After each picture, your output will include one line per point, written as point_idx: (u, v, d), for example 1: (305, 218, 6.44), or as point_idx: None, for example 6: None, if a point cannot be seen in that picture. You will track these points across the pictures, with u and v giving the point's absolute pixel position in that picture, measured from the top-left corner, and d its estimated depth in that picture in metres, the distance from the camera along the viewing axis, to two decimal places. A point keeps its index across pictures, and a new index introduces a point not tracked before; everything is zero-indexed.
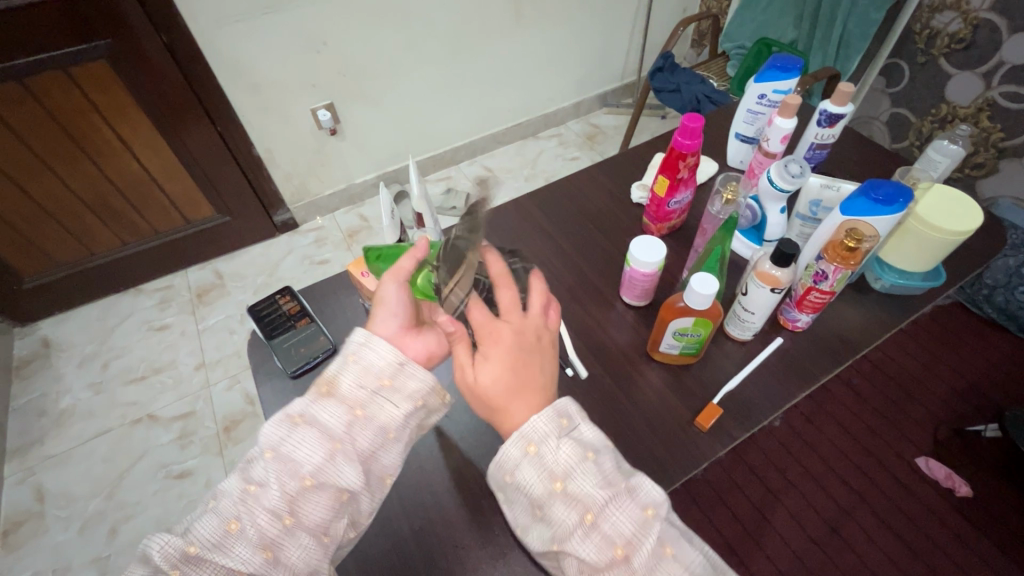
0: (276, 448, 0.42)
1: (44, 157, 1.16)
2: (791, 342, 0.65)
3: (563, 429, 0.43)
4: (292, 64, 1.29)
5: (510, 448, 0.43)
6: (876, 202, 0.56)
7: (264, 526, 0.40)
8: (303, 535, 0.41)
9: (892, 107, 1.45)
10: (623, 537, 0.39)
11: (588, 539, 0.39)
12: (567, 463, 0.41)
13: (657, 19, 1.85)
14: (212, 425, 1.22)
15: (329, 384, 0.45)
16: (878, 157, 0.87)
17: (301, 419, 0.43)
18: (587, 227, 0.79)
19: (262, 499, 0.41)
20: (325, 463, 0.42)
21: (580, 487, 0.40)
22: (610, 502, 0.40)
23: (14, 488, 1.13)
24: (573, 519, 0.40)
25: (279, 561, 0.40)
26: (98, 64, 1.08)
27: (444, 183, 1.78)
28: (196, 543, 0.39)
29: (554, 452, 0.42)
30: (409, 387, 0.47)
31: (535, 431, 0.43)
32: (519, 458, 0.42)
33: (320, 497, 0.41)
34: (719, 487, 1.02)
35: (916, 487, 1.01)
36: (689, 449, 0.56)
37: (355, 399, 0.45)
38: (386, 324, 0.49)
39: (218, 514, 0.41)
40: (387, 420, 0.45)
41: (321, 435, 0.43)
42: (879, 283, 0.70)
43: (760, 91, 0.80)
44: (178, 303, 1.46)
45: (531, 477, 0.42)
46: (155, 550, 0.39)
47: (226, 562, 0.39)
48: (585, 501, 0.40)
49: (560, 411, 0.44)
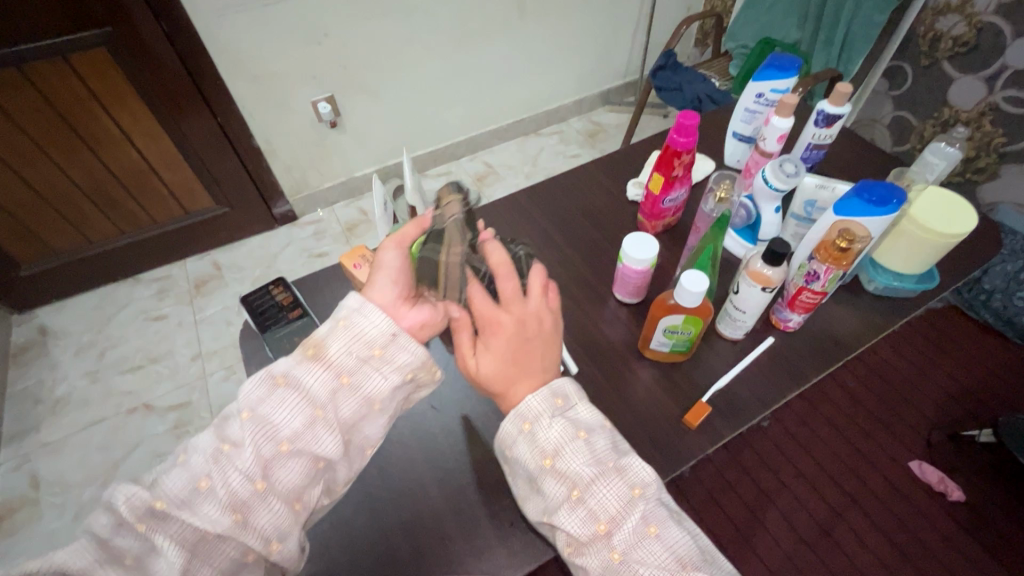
0: (254, 408, 0.41)
1: (42, 144, 1.15)
2: (783, 342, 0.65)
3: (558, 408, 0.44)
4: (293, 55, 1.28)
5: (506, 425, 0.44)
6: (869, 203, 0.55)
7: (235, 487, 0.40)
8: (275, 499, 0.41)
9: (894, 110, 1.44)
10: (608, 513, 0.40)
11: (573, 513, 0.40)
12: (557, 440, 0.42)
13: (660, 17, 1.84)
14: (207, 415, 1.22)
15: (317, 347, 0.44)
16: (875, 159, 0.87)
17: (284, 381, 0.42)
18: (581, 223, 0.79)
19: (235, 461, 0.40)
20: (304, 429, 0.42)
21: (569, 464, 0.41)
22: (597, 479, 0.41)
23: (9, 475, 1.14)
24: (561, 493, 0.41)
25: (247, 523, 0.40)
26: (97, 52, 1.07)
27: (444, 178, 1.78)
28: (163, 499, 0.39)
29: (546, 430, 0.43)
30: (400, 359, 0.45)
31: (529, 409, 0.44)
32: (515, 434, 0.44)
33: (296, 463, 0.41)
34: (711, 487, 1.03)
35: (909, 490, 1.01)
36: (677, 447, 0.56)
37: (342, 366, 0.44)
38: (383, 291, 0.48)
39: (188, 470, 0.40)
40: (373, 391, 0.44)
41: (303, 400, 0.42)
42: (872, 286, 0.69)
43: (757, 90, 0.80)
44: (175, 294, 1.46)
45: (525, 453, 0.43)
46: (121, 501, 0.38)
47: (192, 520, 0.39)
48: (572, 477, 0.41)
49: (554, 391, 0.45)
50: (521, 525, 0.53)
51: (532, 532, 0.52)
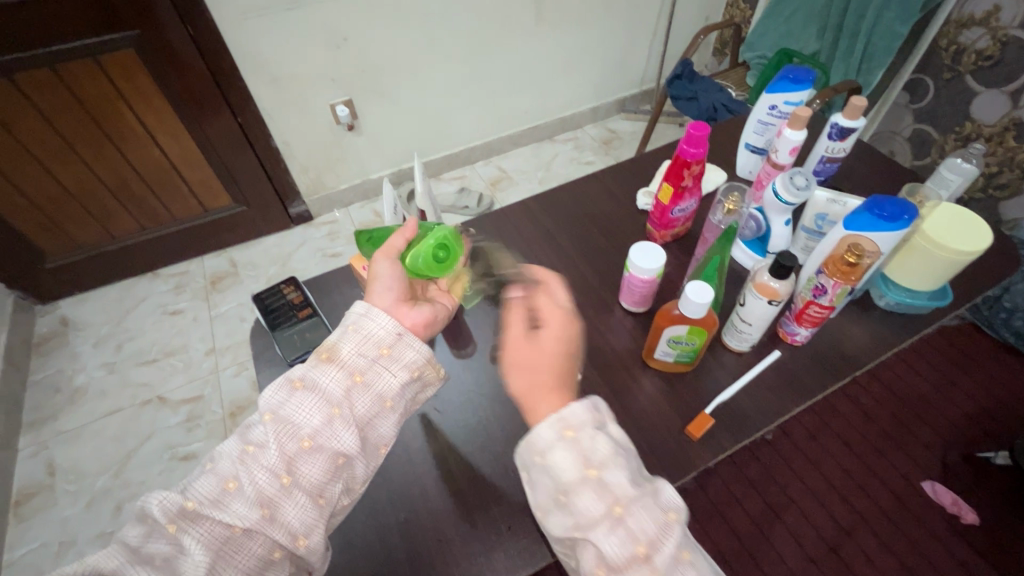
0: (275, 410, 0.43)
1: (71, 141, 1.19)
2: (790, 355, 0.64)
3: (602, 422, 0.43)
4: (314, 59, 1.31)
5: (544, 430, 0.42)
6: (879, 218, 0.55)
7: (262, 484, 0.41)
8: (300, 494, 0.41)
9: (915, 122, 1.42)
10: (647, 536, 0.37)
11: (612, 531, 0.38)
12: (601, 453, 0.41)
13: (678, 26, 1.84)
14: (219, 410, 1.24)
15: (330, 350, 0.46)
16: (891, 173, 0.86)
17: (300, 383, 0.44)
18: (591, 231, 0.79)
19: (261, 459, 0.41)
20: (323, 426, 0.43)
21: (614, 478, 0.40)
22: (639, 498, 0.39)
23: (26, 461, 1.17)
24: (601, 508, 0.39)
25: (275, 518, 0.41)
26: (126, 53, 1.11)
27: (458, 182, 1.79)
28: (194, 499, 0.40)
29: (591, 440, 0.41)
30: (407, 356, 0.47)
31: (574, 417, 0.43)
32: (553, 440, 0.42)
33: (318, 459, 0.42)
34: (715, 499, 1.02)
35: (920, 511, 0.99)
36: (678, 458, 0.56)
37: (355, 365, 0.45)
38: (382, 296, 0.50)
39: (216, 474, 0.42)
40: (384, 389, 0.46)
41: (320, 400, 0.44)
42: (883, 301, 0.69)
43: (771, 102, 0.79)
44: (192, 289, 1.49)
45: (563, 460, 0.41)
46: (155, 504, 0.40)
47: (222, 517, 0.40)
48: (614, 492, 0.39)
49: (596, 406, 0.44)
50: (519, 530, 0.53)
51: (529, 537, 0.52)
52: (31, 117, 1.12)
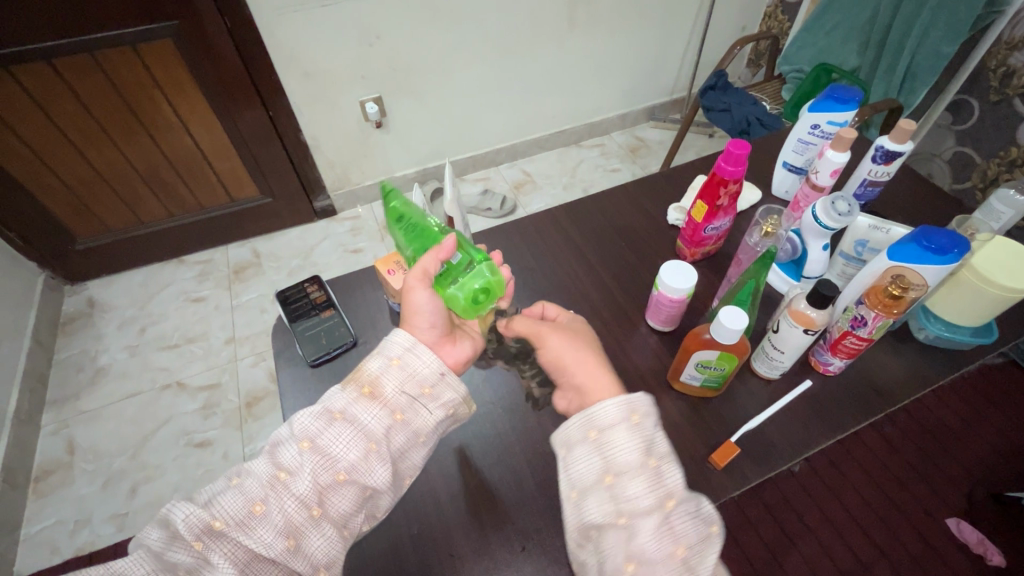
0: (313, 439, 0.44)
1: (107, 128, 1.22)
2: (821, 385, 0.62)
3: (659, 421, 0.46)
4: (345, 55, 1.31)
5: (612, 408, 0.45)
6: (927, 250, 0.53)
7: (291, 513, 0.42)
8: (327, 525, 0.43)
9: (956, 145, 1.37)
10: (689, 540, 0.40)
11: (661, 523, 0.40)
12: (662, 448, 0.44)
13: (713, 35, 1.81)
14: (235, 399, 1.26)
15: (372, 385, 0.47)
16: (935, 199, 0.83)
17: (341, 415, 0.45)
18: (618, 244, 0.78)
19: (291, 487, 0.42)
20: (359, 461, 0.44)
21: (668, 475, 0.43)
22: (686, 503, 0.42)
23: (48, 438, 1.19)
24: (653, 500, 0.41)
25: (300, 550, 0.42)
26: (164, 43, 1.13)
27: (481, 183, 1.79)
28: (221, 518, 0.41)
29: (652, 434, 0.45)
30: (446, 397, 0.49)
31: (640, 405, 0.46)
32: (618, 421, 0.45)
33: (348, 492, 0.44)
34: (730, 524, 0.99)
35: (943, 549, 0.95)
36: (700, 485, 0.54)
37: (396, 403, 0.47)
38: (425, 332, 0.52)
39: (243, 493, 0.42)
40: (420, 425, 0.47)
41: (358, 434, 0.45)
42: (922, 334, 0.66)
43: (813, 121, 0.77)
44: (215, 278, 1.50)
45: (624, 442, 0.44)
46: (181, 518, 0.40)
47: (247, 542, 0.40)
48: (667, 488, 0.42)
49: (655, 404, 0.47)
50: (532, 552, 0.52)
51: (542, 559, 0.51)
52: (69, 102, 1.14)
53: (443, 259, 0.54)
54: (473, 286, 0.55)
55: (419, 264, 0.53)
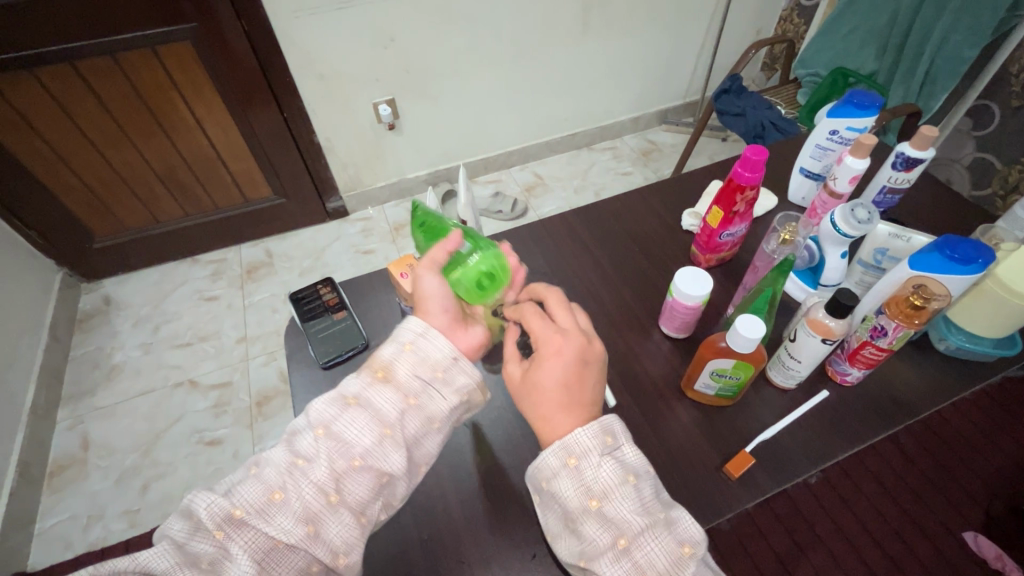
0: (329, 425, 0.44)
1: (126, 129, 1.23)
2: (838, 396, 0.61)
3: (607, 448, 0.42)
4: (359, 57, 1.32)
5: (549, 458, 0.43)
6: (951, 259, 0.52)
7: (309, 499, 0.42)
8: (344, 512, 0.42)
9: (977, 151, 1.35)
10: (656, 569, 0.38)
11: (617, 564, 0.39)
12: (606, 482, 0.41)
13: (728, 39, 1.80)
14: (246, 398, 1.26)
15: (385, 369, 0.47)
16: (955, 207, 0.81)
17: (355, 401, 0.45)
18: (632, 250, 0.77)
19: (309, 473, 0.42)
20: (374, 447, 0.44)
21: (617, 508, 0.40)
22: (645, 530, 0.39)
23: (63, 433, 1.21)
24: (605, 539, 0.40)
25: (319, 536, 0.41)
26: (182, 45, 1.14)
27: (492, 186, 1.79)
28: (241, 507, 0.41)
29: (594, 468, 0.42)
30: (459, 381, 0.48)
31: (577, 444, 0.42)
32: (558, 468, 0.42)
33: (365, 478, 0.43)
34: (740, 533, 0.98)
35: (959, 563, 0.92)
36: (714, 496, 0.54)
37: (409, 388, 0.46)
38: (439, 318, 0.50)
39: (262, 482, 0.42)
40: (434, 411, 0.47)
41: (372, 419, 0.45)
42: (942, 344, 0.64)
43: (831, 127, 0.76)
44: (228, 277, 1.52)
45: (567, 488, 0.42)
46: (202, 507, 0.40)
47: (267, 529, 0.40)
48: (620, 525, 0.40)
49: (604, 428, 0.43)
50: (543, 560, 0.51)
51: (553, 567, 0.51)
52: (89, 103, 1.16)
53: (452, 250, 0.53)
54: (480, 269, 0.54)
55: (427, 254, 0.52)
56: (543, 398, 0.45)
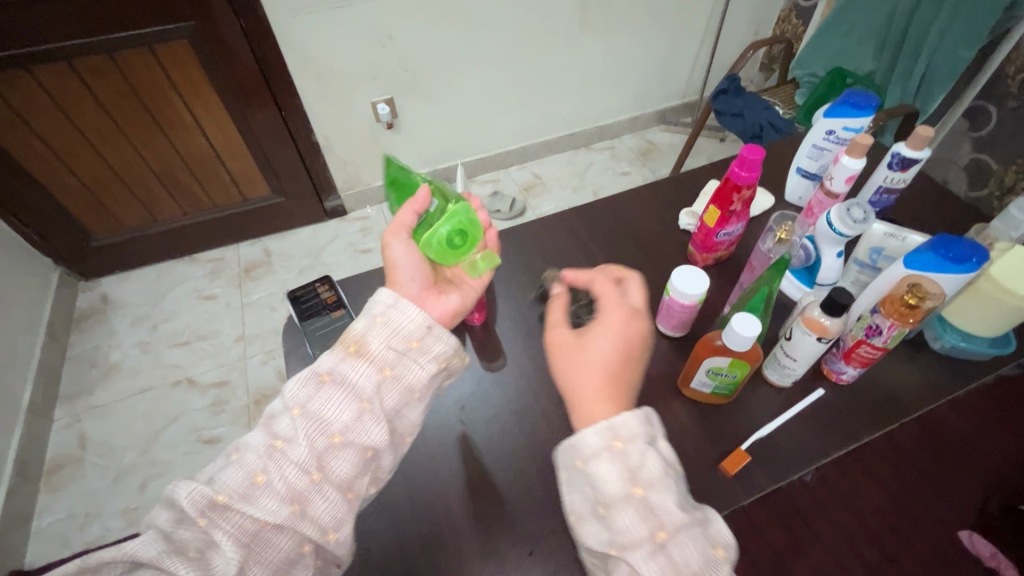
0: (304, 405, 0.44)
1: (123, 127, 1.23)
2: (834, 394, 0.61)
3: (651, 437, 0.41)
4: (358, 57, 1.32)
5: (592, 437, 0.41)
6: (945, 259, 0.52)
7: (291, 480, 0.42)
8: (330, 489, 0.42)
9: (973, 151, 1.35)
10: (691, 568, 0.37)
11: (654, 557, 0.37)
12: (651, 472, 0.40)
13: (727, 39, 1.80)
14: (244, 396, 1.27)
15: (358, 344, 0.47)
16: (951, 207, 0.82)
17: (329, 377, 0.45)
18: (629, 249, 0.78)
19: (288, 454, 0.42)
20: (353, 421, 0.44)
21: (661, 502, 0.39)
22: (684, 529, 0.38)
23: (61, 432, 1.21)
24: (643, 532, 0.38)
25: (305, 514, 0.41)
26: (180, 44, 1.14)
27: (491, 185, 1.79)
28: (223, 493, 0.41)
29: (639, 456, 0.40)
30: (435, 349, 0.49)
31: (625, 428, 0.41)
32: (601, 449, 0.41)
33: (347, 454, 0.44)
34: (738, 531, 0.99)
35: (954, 560, 0.93)
36: (710, 493, 0.54)
37: (384, 359, 0.47)
38: (408, 287, 0.53)
39: (243, 467, 0.42)
40: (413, 381, 0.47)
41: (348, 395, 0.45)
42: (937, 343, 0.65)
43: (828, 127, 0.76)
44: (226, 276, 1.52)
45: (608, 472, 0.40)
46: (183, 496, 0.40)
47: (250, 511, 0.40)
48: (661, 517, 0.38)
49: (648, 415, 0.43)
50: (540, 557, 0.51)
51: (550, 564, 0.51)
52: (86, 102, 1.16)
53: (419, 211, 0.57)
54: (447, 230, 0.55)
55: (397, 219, 0.56)
56: (596, 363, 0.46)
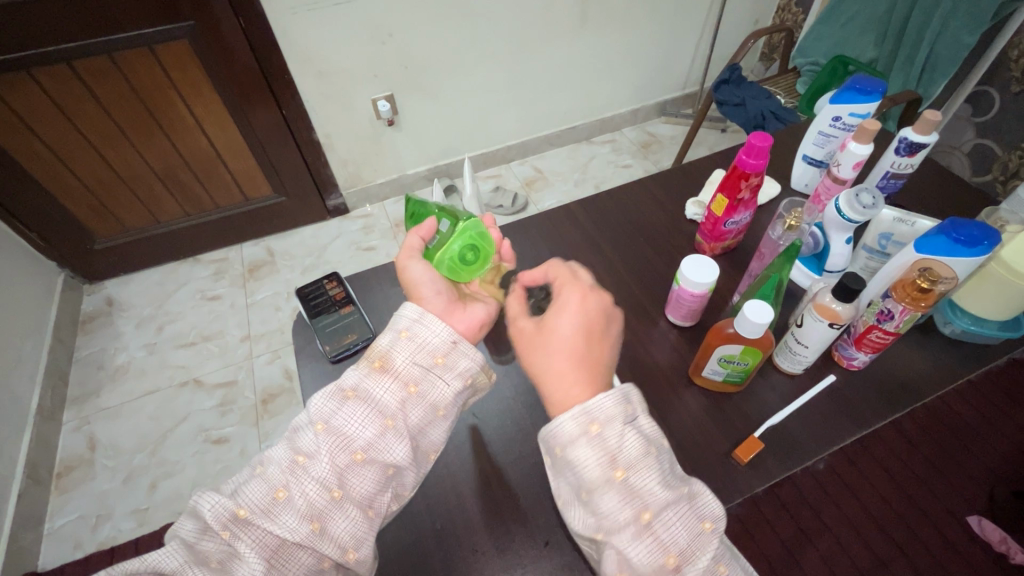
0: (327, 420, 0.44)
1: (124, 128, 1.23)
2: (844, 381, 0.61)
3: (628, 415, 0.41)
4: (358, 55, 1.32)
5: (568, 423, 0.41)
6: (957, 242, 0.52)
7: (313, 496, 0.42)
8: (351, 507, 0.43)
9: (977, 137, 1.35)
10: (678, 546, 0.38)
11: (639, 540, 0.38)
12: (631, 454, 0.40)
13: (727, 29, 1.79)
14: (251, 396, 1.27)
15: (383, 359, 0.47)
16: (959, 192, 0.81)
17: (353, 393, 0.46)
18: (637, 239, 0.78)
19: (311, 471, 0.43)
20: (375, 439, 0.44)
21: (641, 483, 0.39)
22: (669, 507, 0.39)
23: (70, 434, 1.21)
24: (628, 514, 0.38)
25: (325, 532, 0.42)
26: (179, 44, 1.14)
27: (493, 180, 1.78)
28: (245, 507, 0.41)
29: (617, 438, 0.40)
30: (461, 365, 0.49)
31: (601, 411, 0.41)
32: (577, 435, 0.41)
33: (369, 471, 0.44)
34: (748, 521, 0.98)
35: (964, 548, 0.91)
36: (724, 481, 0.54)
37: (409, 375, 0.47)
38: (433, 302, 0.53)
39: (266, 481, 0.43)
40: (438, 398, 0.47)
41: (373, 411, 0.45)
42: (948, 328, 0.65)
43: (834, 113, 0.76)
44: (230, 276, 1.52)
45: (588, 458, 0.40)
46: (207, 508, 0.41)
47: (273, 528, 0.41)
48: (644, 499, 0.39)
49: (625, 394, 0.42)
50: (555, 547, 0.52)
51: (566, 555, 0.51)
52: (87, 103, 1.16)
53: (425, 238, 0.57)
54: (460, 246, 0.55)
55: (405, 243, 0.56)
56: (563, 344, 0.45)
